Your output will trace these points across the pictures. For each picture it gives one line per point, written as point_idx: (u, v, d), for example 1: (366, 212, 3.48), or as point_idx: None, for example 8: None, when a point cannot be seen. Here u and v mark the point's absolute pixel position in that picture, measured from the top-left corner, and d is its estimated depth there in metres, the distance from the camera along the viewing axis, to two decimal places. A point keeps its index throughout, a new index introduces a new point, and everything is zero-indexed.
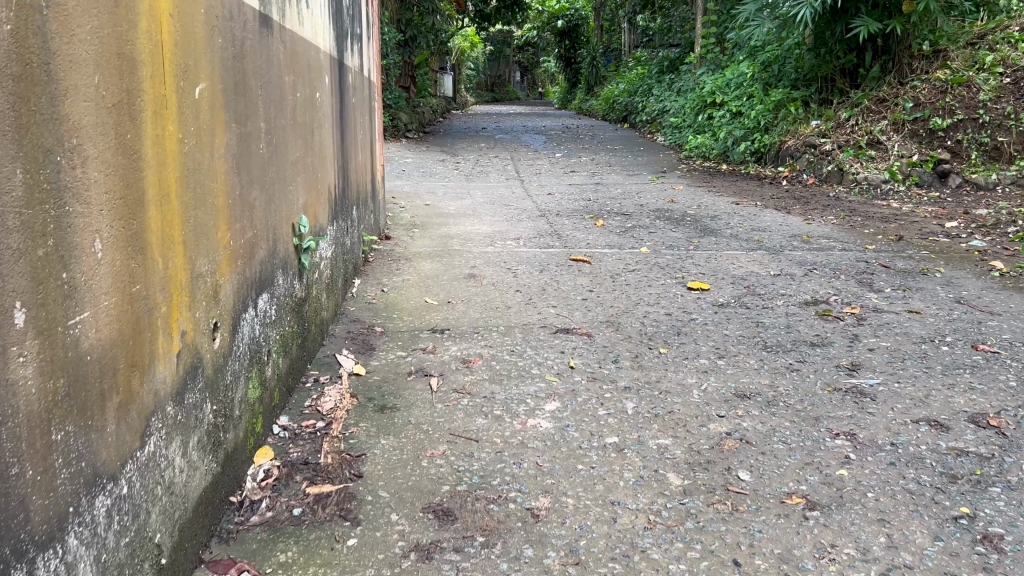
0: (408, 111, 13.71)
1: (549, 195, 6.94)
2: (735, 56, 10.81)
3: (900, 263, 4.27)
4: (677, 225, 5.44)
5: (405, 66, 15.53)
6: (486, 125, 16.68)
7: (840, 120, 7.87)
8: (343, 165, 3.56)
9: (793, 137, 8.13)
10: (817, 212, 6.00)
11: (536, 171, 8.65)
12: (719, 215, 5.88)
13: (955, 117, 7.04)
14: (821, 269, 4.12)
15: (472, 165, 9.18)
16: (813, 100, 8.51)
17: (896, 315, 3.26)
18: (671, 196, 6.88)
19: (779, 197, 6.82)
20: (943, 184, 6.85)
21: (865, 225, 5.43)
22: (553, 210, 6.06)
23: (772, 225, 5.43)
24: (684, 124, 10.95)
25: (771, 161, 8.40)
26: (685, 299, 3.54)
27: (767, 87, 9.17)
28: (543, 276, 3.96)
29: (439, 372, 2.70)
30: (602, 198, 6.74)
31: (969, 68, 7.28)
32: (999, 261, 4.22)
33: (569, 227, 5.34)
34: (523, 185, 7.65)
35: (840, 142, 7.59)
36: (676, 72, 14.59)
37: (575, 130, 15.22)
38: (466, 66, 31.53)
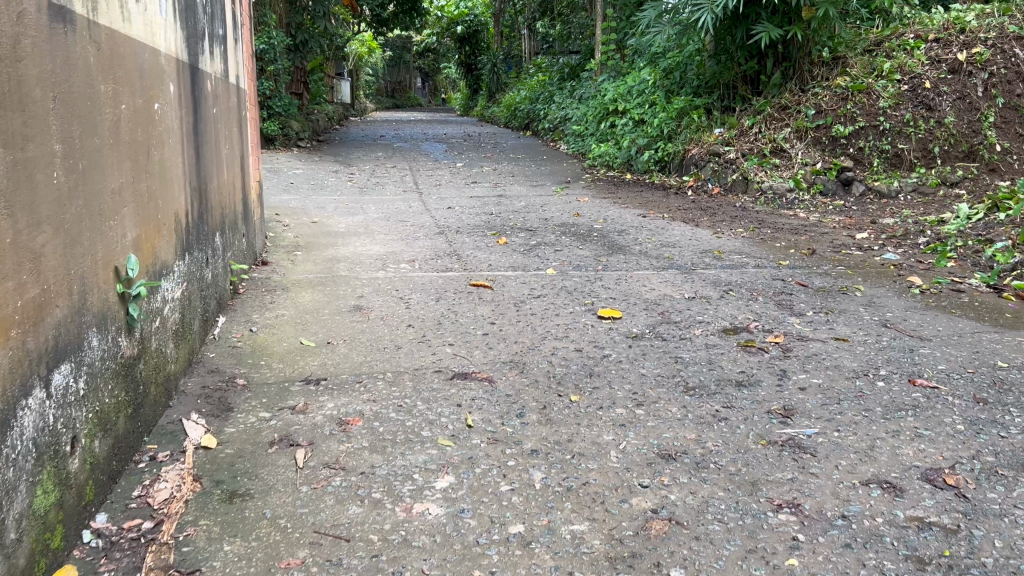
0: (300, 118, 13.05)
1: (448, 209, 6.52)
2: (636, 63, 10.67)
3: (817, 280, 4.05)
4: (583, 242, 5.11)
5: (297, 72, 14.85)
6: (384, 134, 16.13)
7: (743, 128, 7.78)
8: (198, 187, 3.04)
9: (697, 145, 7.96)
10: (726, 224, 5.80)
11: (436, 183, 8.23)
12: (626, 229, 5.59)
13: (857, 124, 7.03)
14: (737, 290, 3.85)
15: (367, 176, 8.67)
16: (715, 108, 8.38)
17: (824, 345, 2.99)
18: (576, 209, 6.56)
19: (686, 208, 6.60)
20: (846, 193, 6.86)
21: (775, 238, 5.24)
22: (452, 226, 5.65)
23: (682, 239, 5.17)
24: (587, 132, 10.72)
25: (676, 170, 8.21)
26: (596, 331, 3.19)
27: (669, 94, 9.01)
28: (438, 306, 3.54)
29: (308, 440, 2.24)
30: (505, 211, 6.37)
31: (867, 75, 7.28)
32: (917, 277, 4.07)
33: (468, 246, 4.93)
34: (421, 198, 7.21)
35: (744, 151, 7.46)
36: (577, 78, 14.42)
37: (477, 137, 14.84)
38: (365, 72, 30.76)
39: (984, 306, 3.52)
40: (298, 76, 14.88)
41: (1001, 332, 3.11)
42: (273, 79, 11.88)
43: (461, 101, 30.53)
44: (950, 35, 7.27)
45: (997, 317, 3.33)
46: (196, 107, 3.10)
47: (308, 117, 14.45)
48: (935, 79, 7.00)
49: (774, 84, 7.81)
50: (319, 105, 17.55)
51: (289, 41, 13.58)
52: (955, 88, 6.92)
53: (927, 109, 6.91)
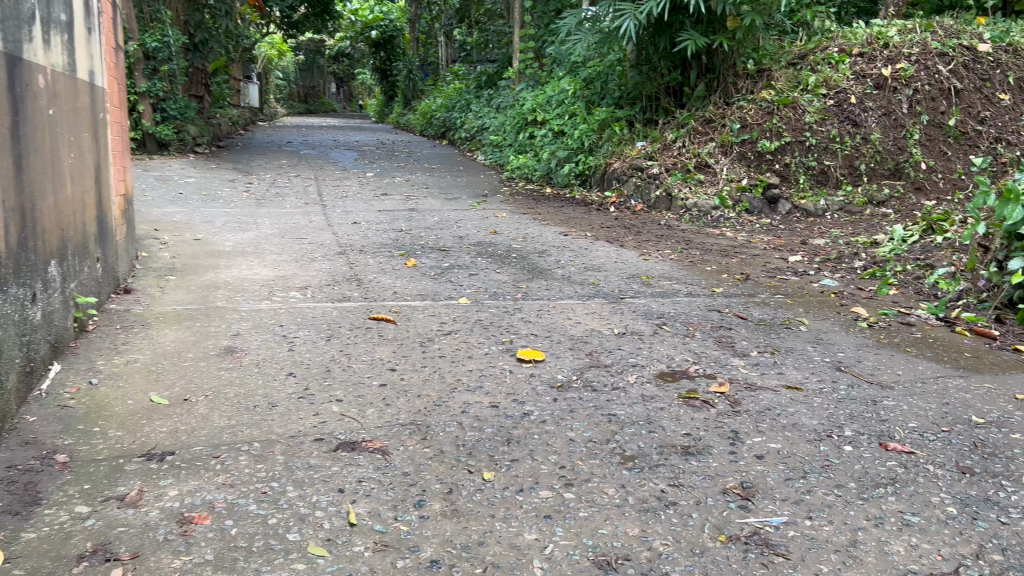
0: (198, 122, 12.19)
1: (353, 225, 5.94)
2: (555, 72, 10.31)
3: (757, 312, 3.68)
4: (500, 265, 4.64)
5: (197, 73, 13.93)
6: (293, 140, 15.35)
7: (667, 141, 7.48)
8: (16, 205, 2.42)
9: (619, 159, 7.61)
10: (652, 244, 5.44)
11: (343, 194, 7.63)
12: (547, 250, 5.15)
13: (783, 140, 6.85)
14: (671, 323, 3.43)
15: (267, 187, 8.00)
16: (637, 120, 8.06)
17: (775, 397, 2.58)
18: (493, 226, 6.09)
19: (610, 226, 6.22)
20: (773, 211, 6.65)
21: (706, 260, 4.90)
22: (354, 245, 5.10)
23: (608, 263, 4.75)
24: (505, 142, 10.29)
25: (597, 184, 7.85)
26: (515, 378, 2.71)
27: (590, 105, 8.65)
28: (329, 347, 2.99)
29: (132, 552, 1.68)
30: (415, 228, 5.84)
31: (793, 89, 7.12)
32: (861, 307, 3.76)
33: (370, 269, 4.39)
34: (325, 211, 6.61)
35: (668, 165, 7.15)
36: (494, 86, 14.01)
37: (390, 146, 14.24)
38: (274, 76, 29.65)
39: (939, 343, 3.19)
40: (198, 78, 13.97)
41: (966, 377, 2.77)
42: (167, 80, 11.02)
43: (375, 108, 29.79)
44: (874, 50, 7.19)
45: (956, 357, 3.00)
46: (17, 107, 2.48)
47: (208, 121, 13.56)
48: (861, 94, 6.91)
49: (697, 97, 7.55)
50: (223, 109, 16.60)
51: (187, 40, 12.69)
52: (880, 104, 6.84)
53: (853, 125, 6.81)
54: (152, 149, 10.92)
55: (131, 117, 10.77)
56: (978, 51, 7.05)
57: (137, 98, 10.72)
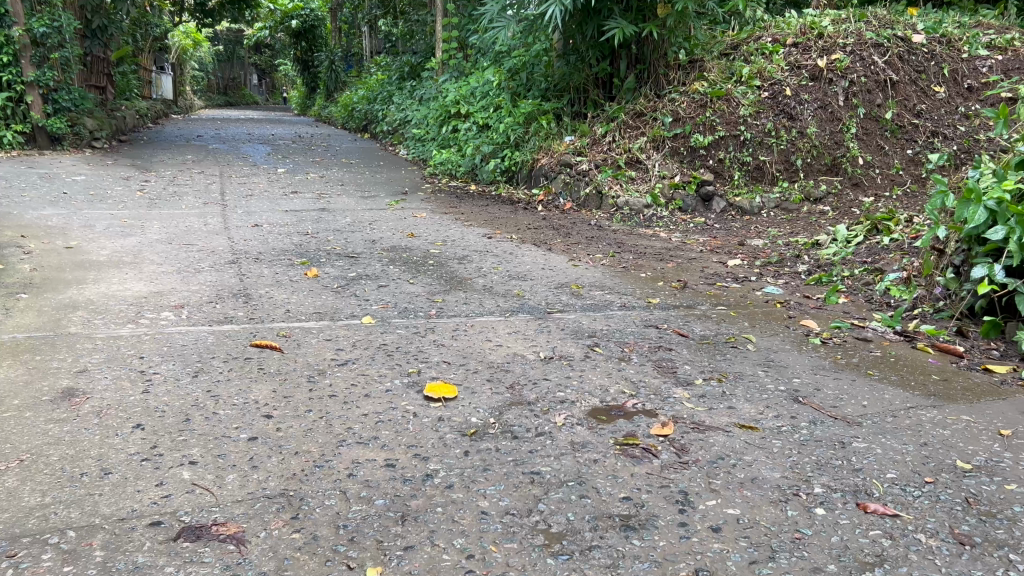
0: (96, 115, 11.26)
1: (253, 228, 5.37)
2: (479, 62, 9.82)
3: (698, 328, 3.28)
4: (414, 273, 4.15)
5: (96, 62, 12.91)
6: (204, 135, 14.44)
7: (596, 136, 7.09)
8: None
9: (546, 155, 7.19)
10: (582, 247, 5.04)
11: (249, 194, 7.02)
12: (468, 255, 4.68)
13: (716, 134, 6.55)
14: (603, 344, 3.01)
15: (165, 185, 7.32)
16: (564, 113, 7.64)
17: (727, 440, 2.17)
18: (409, 228, 5.60)
19: (537, 227, 5.80)
20: (706, 209, 6.35)
21: (640, 265, 4.51)
22: (250, 252, 4.54)
23: (534, 270, 4.32)
24: (428, 136, 9.77)
25: (524, 181, 7.42)
26: (417, 424, 2.23)
27: (516, 97, 8.18)
28: (194, 387, 2.46)
29: None
30: (322, 231, 5.31)
31: (726, 81, 6.81)
32: (811, 321, 3.40)
33: (263, 282, 3.85)
34: (225, 213, 6.02)
35: (598, 161, 6.76)
36: (417, 78, 13.43)
37: (308, 139, 13.52)
38: (190, 67, 28.34)
39: (902, 364, 2.85)
40: (98, 66, 12.98)
41: (939, 408, 2.42)
42: (58, 68, 10.05)
43: (297, 100, 28.79)
44: (808, 40, 6.97)
45: (923, 382, 2.66)
46: None
47: (109, 114, 12.60)
48: (796, 86, 6.68)
49: (627, 89, 7.18)
50: (129, 101, 15.56)
51: (82, 25, 11.70)
52: (816, 96, 6.63)
53: (789, 119, 6.56)
54: (43, 143, 9.96)
55: (19, 109, 9.73)
56: (912, 43, 6.89)
57: (25, 88, 9.66)
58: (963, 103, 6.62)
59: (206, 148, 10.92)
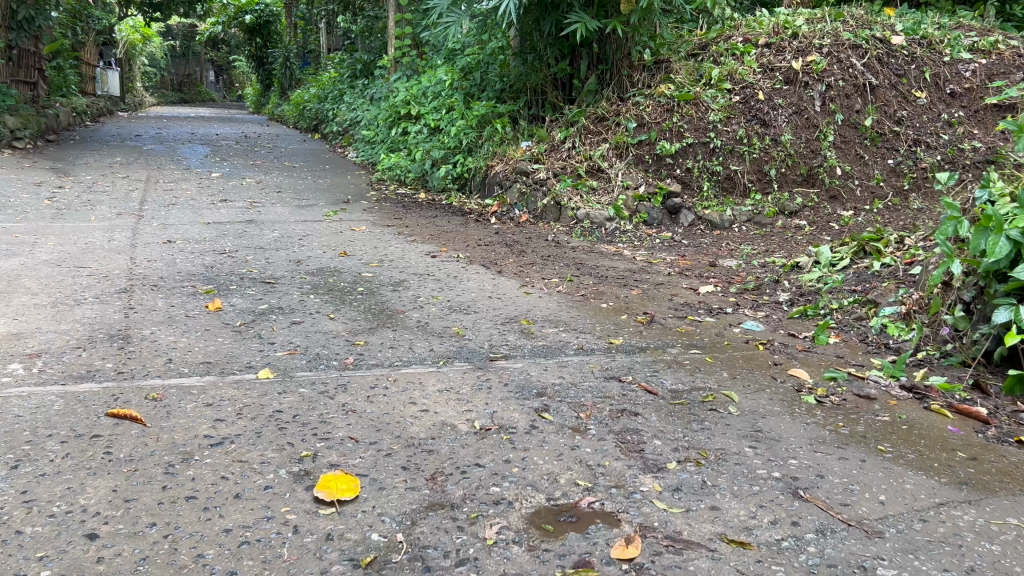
0: (19, 111, 10.42)
1: (164, 245, 4.71)
2: (433, 60, 9.22)
3: (668, 382, 2.74)
4: (337, 305, 3.53)
5: (25, 55, 11.97)
6: (144, 133, 13.61)
7: (555, 141, 6.54)
8: None
9: (501, 161, 6.63)
10: (536, 269, 4.49)
11: (173, 203, 6.34)
12: (404, 280, 4.08)
13: (684, 141, 6.05)
14: (553, 406, 2.45)
15: (79, 191, 6.60)
16: (520, 116, 7.06)
17: (712, 567, 1.63)
18: (342, 244, 4.97)
19: (489, 243, 5.21)
20: (673, 222, 5.87)
21: (601, 293, 3.97)
22: (150, 277, 3.89)
23: (478, 300, 3.73)
24: (377, 138, 9.13)
25: (476, 189, 6.85)
26: (296, 548, 1.65)
27: (469, 97, 7.59)
28: (6, 486, 1.84)
29: None
30: (243, 249, 4.67)
31: (695, 83, 6.32)
32: (802, 371, 2.88)
33: (151, 320, 3.20)
34: (139, 225, 5.33)
35: (556, 169, 6.23)
36: (370, 76, 12.77)
37: (255, 139, 12.85)
38: (140, 61, 27.28)
39: (917, 435, 2.34)
40: (26, 60, 12.05)
41: (977, 507, 1.90)
42: None
43: (252, 98, 27.88)
44: (782, 40, 6.50)
45: (949, 464, 2.14)
46: None
47: (38, 111, 11.75)
48: (769, 90, 6.22)
49: (588, 91, 6.62)
50: (65, 97, 14.64)
51: (5, 15, 10.77)
52: (790, 101, 6.18)
53: (762, 125, 6.11)
54: None
55: None
56: (891, 44, 6.47)
57: None
58: (945, 111, 6.25)
59: (138, 149, 10.15)
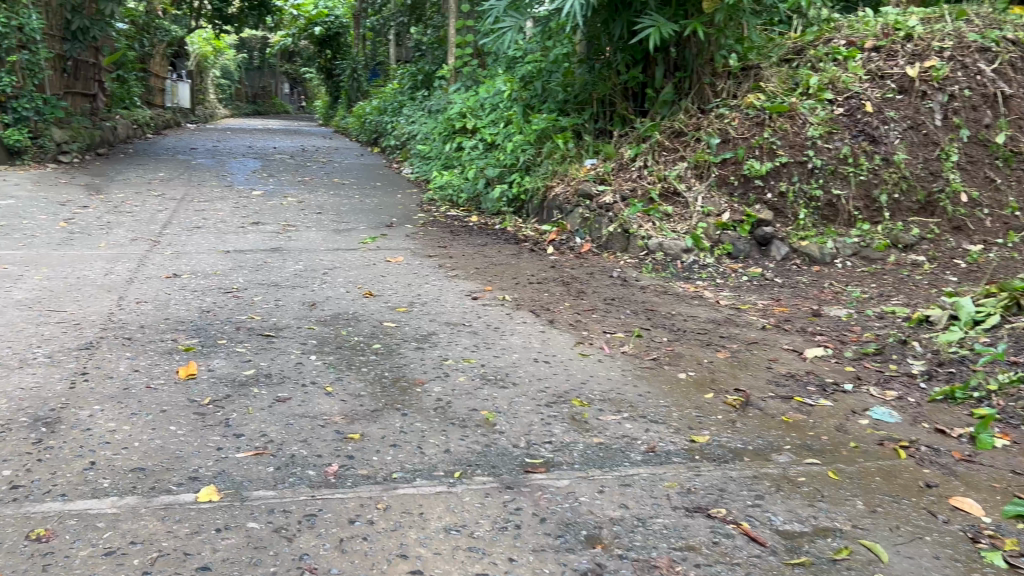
0: (71, 124, 10.11)
1: (166, 280, 4.07)
2: (493, 69, 8.50)
3: (779, 519, 1.91)
4: (340, 371, 2.80)
5: (83, 67, 11.74)
6: (203, 145, 13.30)
7: (624, 159, 5.73)
8: None
9: (562, 181, 5.86)
10: (598, 317, 3.68)
11: (199, 226, 5.75)
12: (433, 333, 3.32)
13: (777, 160, 5.19)
14: (609, 566, 1.67)
15: (103, 211, 6.09)
16: (585, 130, 6.26)
17: None
18: (367, 282, 4.24)
19: (542, 280, 4.43)
20: (763, 255, 5.04)
21: (678, 355, 3.15)
22: (128, 326, 3.23)
23: (519, 365, 2.94)
24: (432, 154, 8.46)
25: (534, 212, 6.09)
26: None
27: (529, 110, 6.82)
28: None
29: None
30: (253, 288, 4.00)
31: (789, 93, 5.45)
32: (973, 501, 2.01)
33: (99, 392, 2.51)
34: (150, 253, 4.74)
35: (625, 192, 5.43)
36: (431, 88, 12.15)
37: (312, 153, 12.37)
38: (214, 74, 27.46)
39: None
40: (85, 71, 11.82)
41: None
42: (18, 73, 8.76)
43: (321, 110, 27.78)
44: (893, 43, 5.58)
45: None
46: None
47: (95, 124, 11.48)
48: (879, 101, 5.30)
49: (663, 102, 5.76)
50: (127, 110, 14.50)
51: (61, 25, 10.48)
52: (904, 113, 5.25)
53: (870, 142, 5.20)
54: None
55: None
56: None
57: None
58: None
59: (186, 164, 9.73)
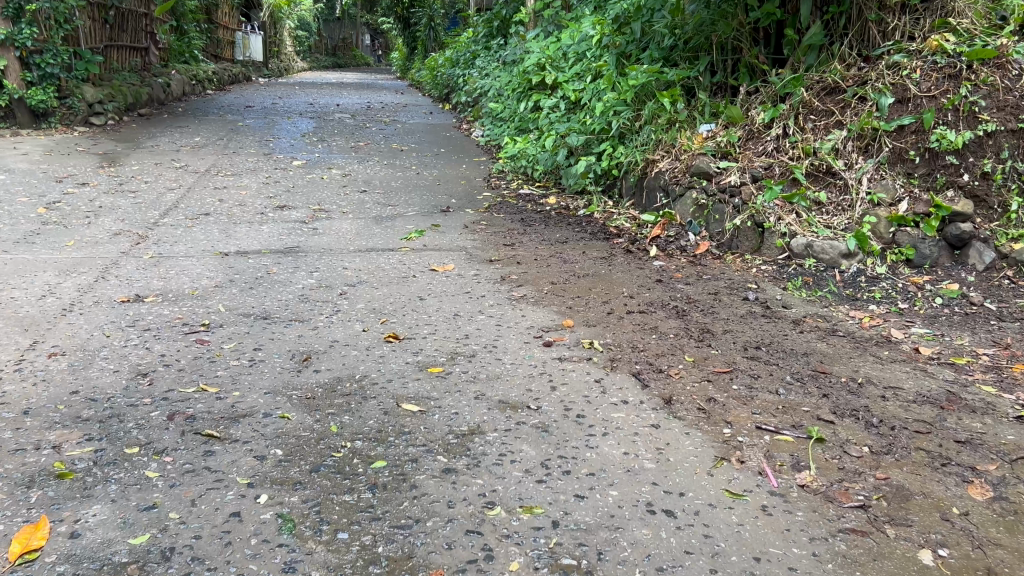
0: (112, 82, 9.14)
1: (115, 310, 2.91)
2: (580, 11, 7.04)
3: None
4: (298, 544, 1.55)
5: (131, 18, 10.75)
6: (263, 103, 12.26)
7: (754, 126, 4.29)
8: None
9: (669, 154, 4.48)
10: (742, 389, 2.34)
11: (208, 212, 4.61)
12: (476, 430, 2.04)
13: (981, 129, 3.66)
14: None
15: (101, 190, 5.00)
16: (698, 86, 4.79)
17: None
18: (392, 311, 2.99)
19: (645, 307, 3.10)
20: (957, 262, 3.60)
21: (902, 495, 1.79)
22: (1, 413, 2.06)
23: (621, 527, 1.64)
24: (504, 114, 7.12)
25: (630, 193, 4.74)
26: None
27: (625, 60, 5.38)
28: None
29: None
30: (233, 324, 2.80)
31: (993, 33, 3.82)
32: None
33: None
34: (123, 257, 3.59)
35: (757, 171, 4.02)
36: (508, 35, 10.70)
37: (377, 111, 11.16)
38: (290, 27, 26.51)
39: None
40: (133, 23, 10.85)
41: None
42: (42, 24, 7.72)
43: (399, 62, 26.56)
44: None
45: None
46: None
47: (144, 81, 10.54)
48: None
49: (810, 46, 4.26)
50: (187, 64, 13.58)
51: None
52: None
53: None
54: (23, 120, 7.75)
55: None
56: None
57: None
58: None
59: (231, 126, 8.66)
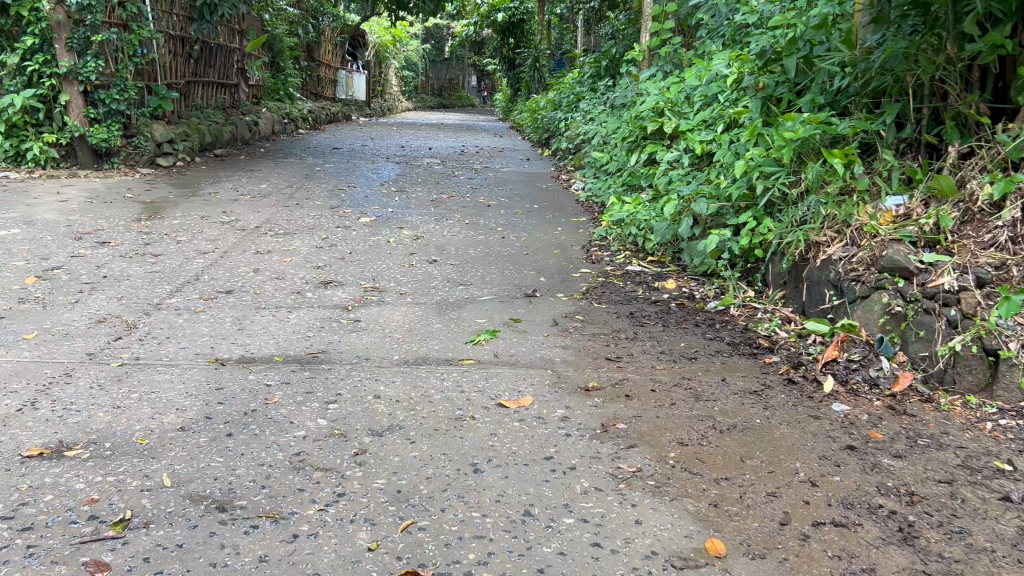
0: (189, 120, 8.52)
1: (3, 476, 1.88)
2: (708, 45, 5.88)
3: None
4: None
5: (219, 53, 10.20)
6: (353, 143, 11.55)
7: (975, 203, 3.01)
8: None
9: (842, 237, 3.24)
10: None
11: (233, 289, 3.65)
12: None
13: None
14: None
15: (119, 252, 4.14)
16: (880, 143, 3.54)
17: None
18: (425, 501, 1.87)
19: (841, 517, 1.88)
20: None
21: None
22: None
23: None
24: (612, 166, 6.01)
25: (780, 284, 3.52)
26: None
27: (773, 106, 4.18)
28: None
29: None
30: (166, 521, 1.73)
31: None
32: None
33: None
34: (83, 365, 2.63)
35: (986, 273, 2.74)
36: (618, 75, 9.62)
37: (471, 155, 10.25)
38: (396, 67, 26.33)
39: None
40: (221, 58, 10.29)
41: None
42: (109, 57, 7.11)
43: (502, 103, 25.94)
44: None
45: None
46: None
47: (228, 119, 9.95)
48: None
49: None
50: (280, 102, 13.07)
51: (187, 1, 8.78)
52: None
53: None
54: (84, 160, 7.13)
55: (53, 111, 6.90)
56: None
57: (60, 83, 6.82)
58: None
59: (308, 170, 7.87)
